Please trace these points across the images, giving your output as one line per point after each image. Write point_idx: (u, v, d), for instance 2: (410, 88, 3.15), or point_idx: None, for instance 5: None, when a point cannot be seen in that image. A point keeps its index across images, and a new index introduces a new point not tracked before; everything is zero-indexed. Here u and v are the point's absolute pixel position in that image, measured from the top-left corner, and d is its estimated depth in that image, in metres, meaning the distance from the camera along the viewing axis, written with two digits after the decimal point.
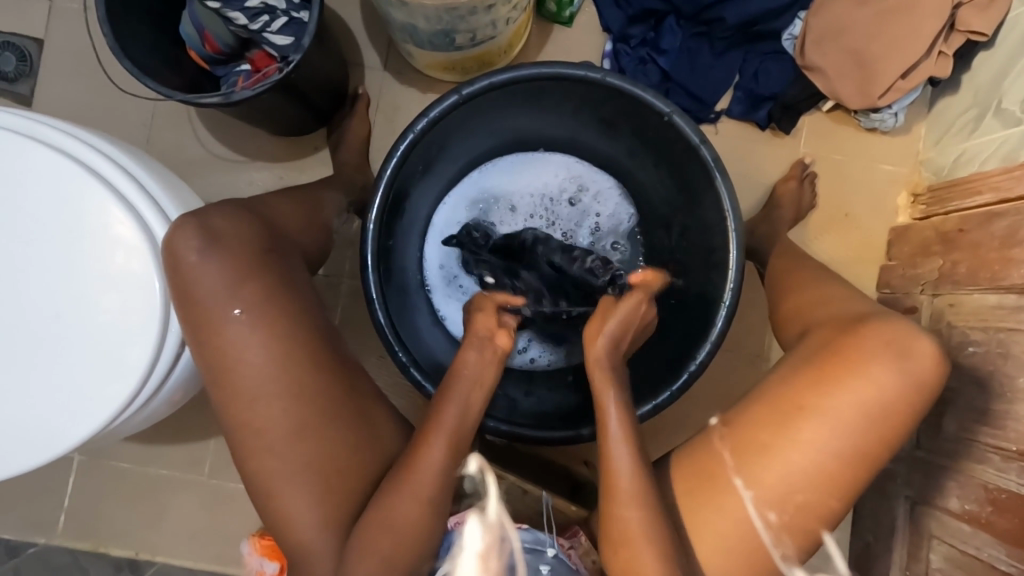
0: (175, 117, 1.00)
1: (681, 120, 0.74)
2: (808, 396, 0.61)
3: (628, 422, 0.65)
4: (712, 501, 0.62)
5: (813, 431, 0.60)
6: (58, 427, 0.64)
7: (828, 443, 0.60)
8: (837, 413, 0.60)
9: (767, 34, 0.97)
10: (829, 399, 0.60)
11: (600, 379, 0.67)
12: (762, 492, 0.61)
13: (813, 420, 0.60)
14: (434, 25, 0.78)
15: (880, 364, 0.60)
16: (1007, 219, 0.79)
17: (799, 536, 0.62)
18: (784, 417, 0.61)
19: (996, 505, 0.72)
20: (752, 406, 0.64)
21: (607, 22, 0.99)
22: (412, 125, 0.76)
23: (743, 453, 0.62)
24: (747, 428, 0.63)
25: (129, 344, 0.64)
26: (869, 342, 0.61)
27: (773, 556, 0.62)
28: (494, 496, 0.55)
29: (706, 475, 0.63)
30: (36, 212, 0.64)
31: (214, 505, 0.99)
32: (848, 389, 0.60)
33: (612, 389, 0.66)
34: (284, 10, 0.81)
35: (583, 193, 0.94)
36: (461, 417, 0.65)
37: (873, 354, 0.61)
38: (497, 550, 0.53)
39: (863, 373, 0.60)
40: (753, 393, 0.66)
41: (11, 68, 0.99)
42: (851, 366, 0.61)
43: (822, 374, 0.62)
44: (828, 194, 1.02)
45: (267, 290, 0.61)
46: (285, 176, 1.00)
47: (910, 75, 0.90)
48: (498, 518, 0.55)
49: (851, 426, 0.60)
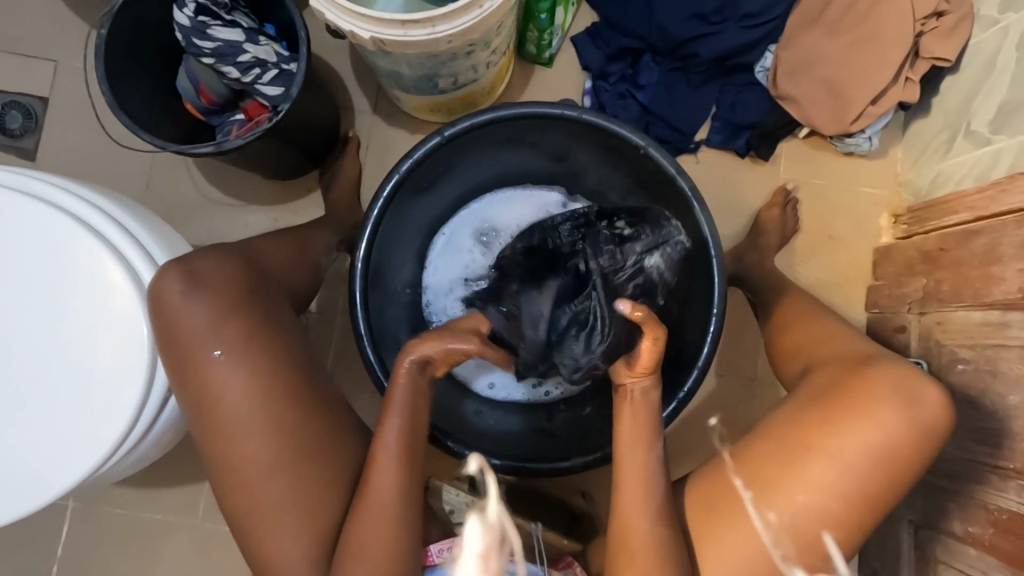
0: (173, 166, 1.04)
1: (656, 152, 0.77)
2: (815, 438, 0.61)
3: (659, 475, 0.63)
4: (724, 530, 0.62)
5: (824, 472, 0.60)
6: (45, 475, 0.64)
7: (838, 482, 0.59)
8: (846, 456, 0.60)
9: (740, 67, 1.00)
10: (837, 442, 0.60)
11: (633, 435, 0.65)
12: (760, 490, 0.61)
13: (823, 462, 0.60)
14: (417, 71, 0.82)
15: (889, 407, 0.60)
16: (984, 236, 0.80)
17: (803, 539, 0.60)
18: (794, 456, 0.61)
19: (997, 527, 0.71)
20: (760, 441, 0.64)
21: (586, 61, 1.03)
22: (398, 166, 0.79)
23: (747, 465, 0.63)
24: (758, 464, 0.62)
25: (117, 389, 0.65)
26: (878, 385, 0.62)
27: (772, 557, 0.60)
28: (494, 494, 0.51)
29: (717, 503, 0.63)
30: (27, 263, 0.66)
31: (207, 549, 0.98)
32: (856, 432, 0.60)
33: (648, 449, 0.64)
34: (274, 63, 0.85)
35: None
36: (410, 438, 0.63)
37: (882, 396, 0.61)
38: (498, 551, 0.50)
39: (873, 416, 0.60)
40: (758, 427, 0.66)
41: (18, 125, 1.04)
42: (857, 408, 0.61)
43: (831, 414, 0.61)
44: (810, 218, 1.04)
45: (252, 330, 0.63)
46: (279, 218, 1.03)
47: (879, 100, 0.94)
48: (499, 521, 0.51)
49: (862, 466, 0.60)
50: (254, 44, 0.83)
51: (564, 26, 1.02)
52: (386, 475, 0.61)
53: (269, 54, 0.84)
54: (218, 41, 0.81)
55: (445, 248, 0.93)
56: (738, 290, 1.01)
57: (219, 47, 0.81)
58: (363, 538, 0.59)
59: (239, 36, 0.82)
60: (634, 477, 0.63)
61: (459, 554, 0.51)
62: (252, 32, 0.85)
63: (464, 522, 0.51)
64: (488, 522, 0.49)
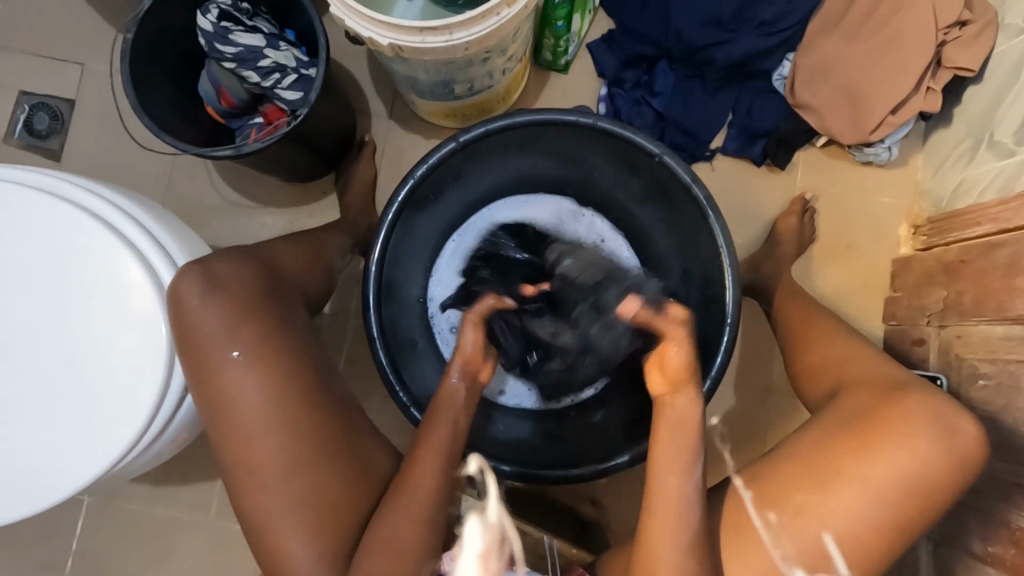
0: (192, 168, 1.06)
1: (671, 161, 0.76)
2: (848, 464, 0.59)
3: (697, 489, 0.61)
4: (737, 549, 0.60)
5: (852, 497, 0.58)
6: (64, 470, 0.66)
7: (865, 510, 0.58)
8: (876, 483, 0.58)
9: (757, 75, 1.00)
10: (869, 469, 0.59)
11: (671, 454, 0.62)
12: (762, 491, 0.61)
13: (850, 487, 0.59)
14: (434, 77, 0.83)
15: (921, 437, 0.59)
16: (1007, 248, 0.79)
17: (806, 544, 0.58)
18: (822, 478, 0.60)
19: (1019, 546, 0.69)
20: (784, 460, 0.63)
21: (601, 67, 1.03)
22: (413, 171, 0.79)
23: (768, 484, 0.62)
24: (782, 484, 0.61)
25: (134, 389, 0.66)
26: (913, 414, 0.61)
27: (772, 557, 0.59)
28: (494, 494, 0.51)
29: (732, 523, 0.62)
30: (50, 263, 0.68)
31: (219, 547, 0.99)
32: (888, 460, 0.59)
33: (690, 474, 0.61)
34: (293, 67, 0.86)
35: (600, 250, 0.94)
36: (453, 441, 0.65)
37: (915, 426, 0.60)
38: (498, 551, 0.50)
39: (905, 446, 0.59)
40: (780, 447, 0.65)
41: (45, 126, 1.07)
42: (890, 436, 0.60)
43: (862, 440, 0.60)
44: (826, 227, 1.03)
45: (267, 332, 0.64)
46: (295, 220, 1.04)
47: (900, 110, 0.92)
48: (499, 521, 0.51)
49: (890, 494, 0.58)
50: (275, 49, 0.85)
51: (580, 33, 1.02)
52: (424, 474, 0.63)
53: (289, 59, 0.86)
54: (239, 47, 0.83)
55: (453, 256, 0.94)
56: (753, 300, 1.00)
57: (240, 52, 0.83)
58: (372, 550, 0.59)
59: (260, 41, 0.84)
60: (665, 495, 0.60)
61: (459, 553, 0.50)
62: (272, 37, 0.86)
63: (464, 523, 0.51)
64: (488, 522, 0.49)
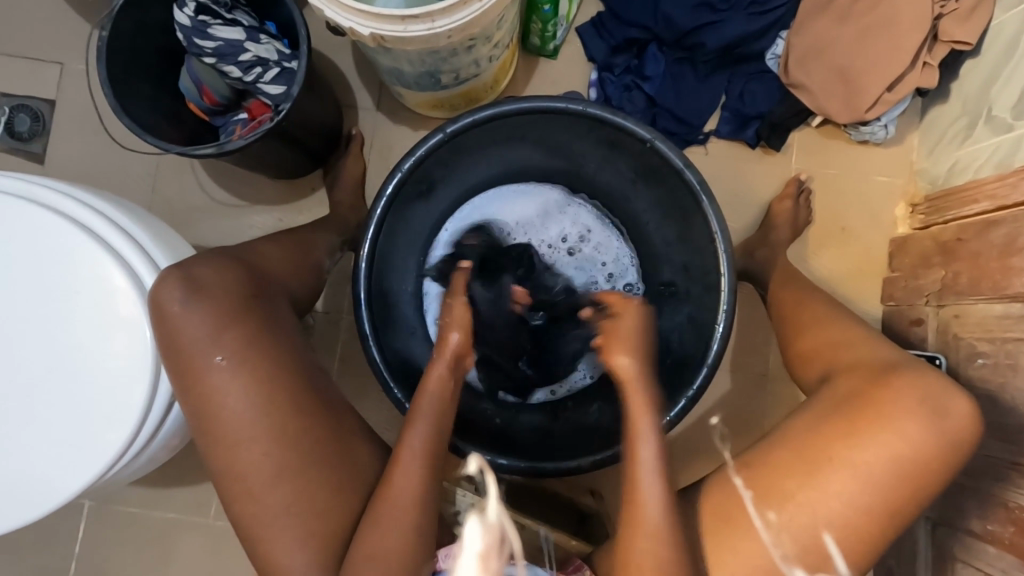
0: (178, 167, 1.04)
1: (663, 146, 0.75)
2: (838, 449, 0.59)
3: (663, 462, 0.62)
4: (728, 540, 0.60)
5: (845, 485, 0.58)
6: (52, 480, 0.65)
7: (858, 498, 0.58)
8: (868, 471, 0.58)
9: (750, 55, 0.98)
10: (860, 454, 0.58)
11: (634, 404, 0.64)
12: (761, 489, 0.61)
13: (843, 474, 0.58)
14: (418, 67, 0.81)
15: (913, 420, 0.59)
16: (1004, 226, 0.78)
17: (805, 539, 0.58)
18: (815, 466, 0.59)
19: (1018, 526, 0.69)
20: (777, 448, 0.62)
21: (590, 52, 1.01)
22: (400, 164, 0.77)
23: (761, 475, 0.61)
24: (773, 474, 0.61)
25: (119, 397, 0.65)
26: (902, 397, 0.60)
27: (772, 557, 0.59)
28: (494, 494, 0.50)
29: (726, 517, 0.61)
30: (31, 271, 0.67)
31: (221, 546, 0.99)
32: (881, 443, 0.58)
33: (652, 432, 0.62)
34: (275, 61, 0.84)
35: (586, 243, 0.94)
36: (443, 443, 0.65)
37: (906, 409, 0.59)
38: (498, 550, 0.49)
39: (897, 429, 0.59)
40: (774, 435, 0.64)
41: (26, 128, 1.04)
42: (881, 420, 0.59)
43: (853, 425, 0.60)
44: (822, 209, 1.02)
45: (250, 337, 0.63)
46: (284, 217, 1.03)
47: (895, 87, 0.91)
48: (498, 520, 0.50)
49: (882, 480, 0.58)
50: (255, 42, 0.82)
51: (567, 17, 1.00)
52: (407, 483, 0.62)
53: (270, 53, 0.83)
54: (217, 41, 0.80)
55: (450, 246, 0.93)
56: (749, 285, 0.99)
57: (219, 46, 0.81)
58: (365, 551, 0.59)
59: (240, 35, 0.81)
60: (640, 443, 0.62)
61: (459, 554, 0.50)
62: (251, 31, 0.84)
63: (464, 522, 0.50)
64: (487, 523, 0.48)
